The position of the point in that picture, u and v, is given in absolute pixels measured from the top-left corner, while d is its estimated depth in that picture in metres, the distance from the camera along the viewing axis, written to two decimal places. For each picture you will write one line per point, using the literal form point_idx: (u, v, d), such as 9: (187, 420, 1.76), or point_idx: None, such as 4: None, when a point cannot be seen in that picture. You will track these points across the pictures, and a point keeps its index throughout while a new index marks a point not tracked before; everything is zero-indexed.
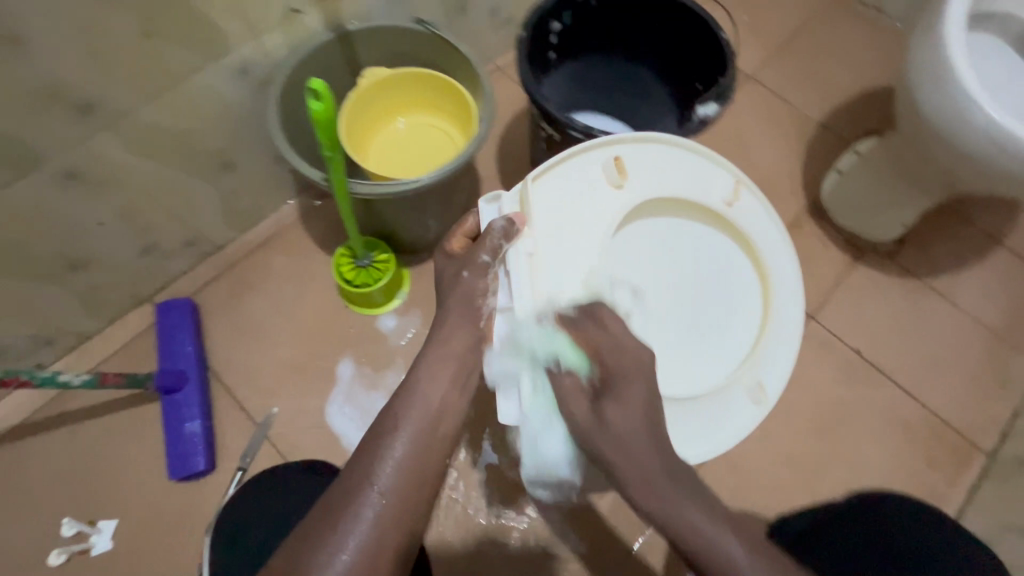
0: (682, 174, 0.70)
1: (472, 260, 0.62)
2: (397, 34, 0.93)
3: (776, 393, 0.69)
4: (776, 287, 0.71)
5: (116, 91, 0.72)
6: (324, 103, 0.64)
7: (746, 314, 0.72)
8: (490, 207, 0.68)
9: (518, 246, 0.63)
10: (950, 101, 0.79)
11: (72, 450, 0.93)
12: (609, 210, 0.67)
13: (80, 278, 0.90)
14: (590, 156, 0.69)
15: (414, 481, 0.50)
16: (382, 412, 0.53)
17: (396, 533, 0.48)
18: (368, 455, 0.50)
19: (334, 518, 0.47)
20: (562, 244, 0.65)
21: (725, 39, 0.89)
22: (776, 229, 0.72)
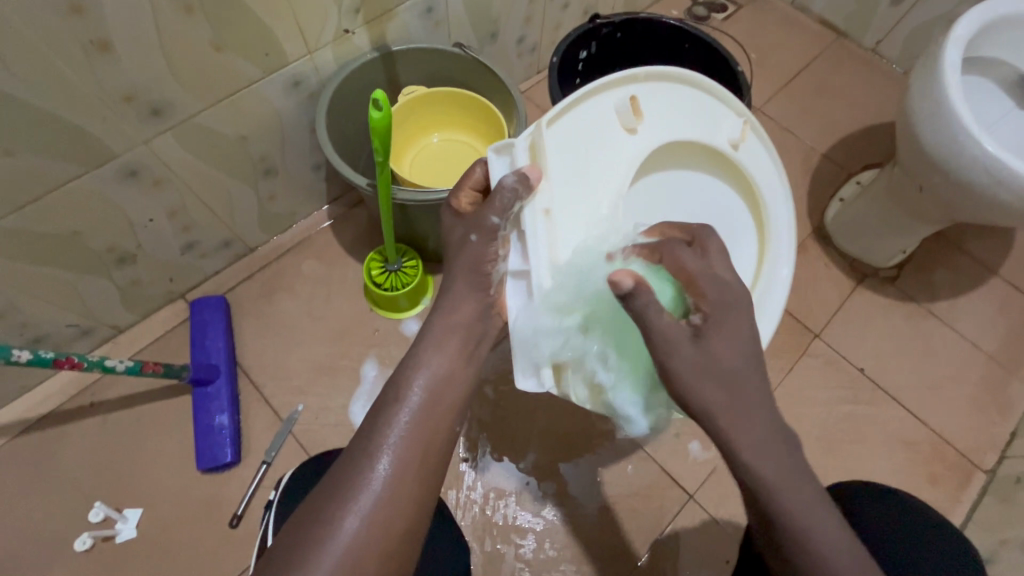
0: (694, 113, 0.74)
1: (481, 222, 0.62)
2: (436, 56, 1.00)
3: (770, 337, 0.77)
4: (776, 231, 0.79)
5: (184, 96, 0.78)
6: (384, 113, 0.70)
7: (745, 256, 0.80)
8: (499, 160, 0.65)
9: (534, 202, 0.62)
10: (948, 135, 0.86)
11: (103, 438, 0.96)
12: (625, 152, 0.69)
13: (124, 272, 0.94)
14: (604, 95, 0.69)
15: (419, 447, 0.55)
16: (390, 385, 0.58)
17: (407, 495, 0.52)
18: (378, 423, 0.55)
19: (354, 482, 0.52)
20: (579, 185, 0.66)
21: (741, 72, 0.97)
22: (772, 168, 0.79)
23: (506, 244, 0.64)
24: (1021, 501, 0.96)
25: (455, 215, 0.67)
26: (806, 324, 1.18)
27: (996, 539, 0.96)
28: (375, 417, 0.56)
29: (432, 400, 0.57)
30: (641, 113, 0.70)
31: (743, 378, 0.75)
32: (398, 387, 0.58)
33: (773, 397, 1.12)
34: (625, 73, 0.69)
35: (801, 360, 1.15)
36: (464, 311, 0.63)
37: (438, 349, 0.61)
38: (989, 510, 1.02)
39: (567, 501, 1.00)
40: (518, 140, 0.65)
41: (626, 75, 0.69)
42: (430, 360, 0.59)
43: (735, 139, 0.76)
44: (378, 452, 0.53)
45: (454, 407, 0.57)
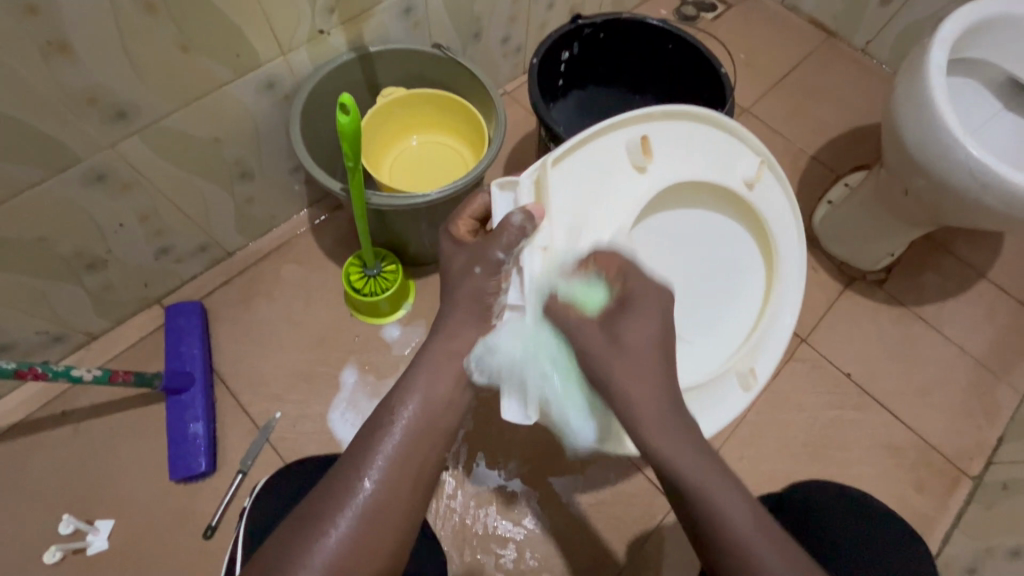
0: (709, 152, 0.73)
1: (486, 256, 0.61)
2: (414, 57, 0.99)
3: (767, 377, 0.75)
4: (786, 277, 0.75)
5: (150, 100, 0.76)
6: (351, 117, 0.68)
7: (748, 298, 0.77)
8: (502, 194, 0.65)
9: (534, 241, 0.62)
10: (933, 139, 0.85)
11: (75, 447, 0.94)
12: (635, 190, 0.69)
13: (94, 277, 0.92)
14: (619, 133, 0.70)
15: (407, 474, 0.53)
16: (386, 400, 0.57)
17: (387, 520, 0.51)
18: (369, 443, 0.54)
19: (336, 501, 0.51)
20: (583, 222, 0.66)
21: (724, 73, 0.95)
22: (790, 212, 0.76)
23: (508, 280, 0.63)
24: (1008, 508, 0.96)
25: (453, 240, 0.67)
26: (792, 328, 1.17)
27: (981, 547, 0.95)
28: (367, 437, 0.55)
29: (426, 424, 0.56)
30: (651, 153, 0.70)
31: (734, 417, 0.73)
32: (393, 407, 0.56)
33: (758, 402, 1.10)
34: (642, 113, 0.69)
35: (787, 365, 1.14)
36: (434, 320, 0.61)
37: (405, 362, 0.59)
38: (975, 517, 1.01)
39: (549, 509, 0.98)
40: (522, 178, 0.65)
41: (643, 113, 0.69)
42: (424, 381, 0.58)
43: (750, 178, 0.73)
44: (366, 475, 0.52)
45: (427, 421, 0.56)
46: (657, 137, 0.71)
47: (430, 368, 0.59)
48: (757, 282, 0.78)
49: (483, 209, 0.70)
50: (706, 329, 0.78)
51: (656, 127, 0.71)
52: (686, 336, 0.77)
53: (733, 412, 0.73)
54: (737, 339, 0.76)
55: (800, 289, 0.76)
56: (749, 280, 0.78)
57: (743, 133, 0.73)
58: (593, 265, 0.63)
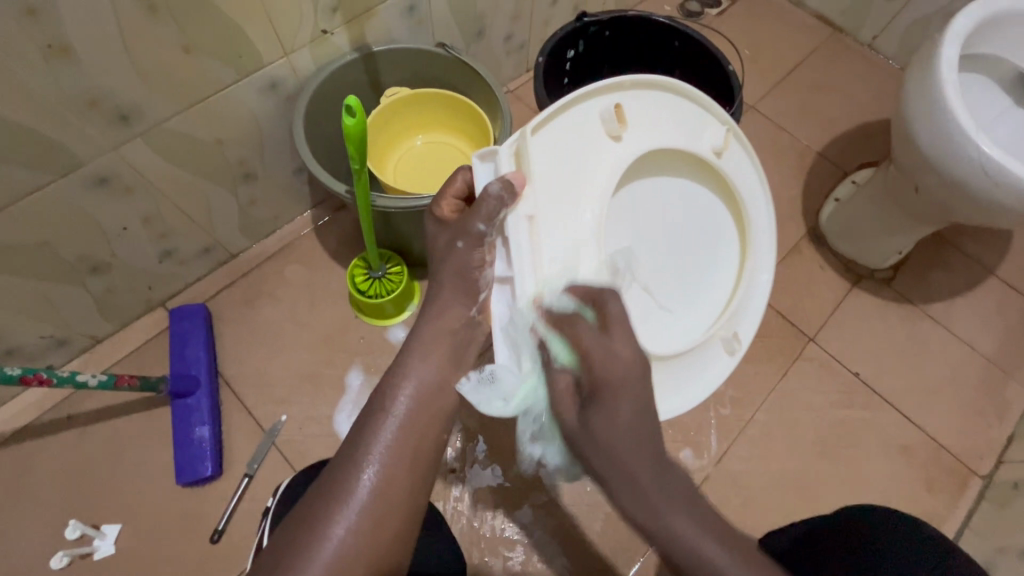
0: (675, 120, 0.72)
1: (468, 229, 0.61)
2: (418, 56, 0.97)
3: (748, 341, 0.76)
4: (758, 242, 0.76)
5: (152, 101, 0.76)
6: (357, 119, 0.67)
7: (724, 265, 0.78)
8: (483, 165, 0.64)
9: (517, 209, 0.59)
10: (944, 136, 0.83)
11: (80, 452, 0.94)
12: (612, 161, 0.67)
13: (98, 281, 0.92)
14: (590, 103, 0.67)
15: (407, 455, 0.54)
16: (379, 387, 0.57)
17: (392, 504, 0.52)
18: (369, 425, 0.55)
19: (336, 495, 0.51)
20: (562, 189, 0.64)
21: (732, 71, 0.94)
22: (755, 171, 0.76)
23: (494, 252, 0.62)
24: (1018, 508, 0.95)
25: (438, 221, 0.67)
26: (800, 327, 1.16)
27: (993, 547, 0.94)
28: (366, 422, 0.55)
29: (423, 405, 0.56)
30: (626, 120, 0.68)
31: (720, 381, 0.75)
32: (388, 391, 0.57)
33: (766, 402, 1.10)
34: (609, 82, 0.67)
35: (794, 364, 1.13)
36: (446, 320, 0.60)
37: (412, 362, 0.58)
38: (986, 516, 1.00)
39: (556, 511, 0.98)
40: (501, 146, 0.64)
41: (610, 83, 0.67)
42: (417, 361, 0.58)
43: (719, 147, 0.73)
44: (368, 458, 0.53)
45: (438, 425, 0.55)
46: (628, 105, 0.69)
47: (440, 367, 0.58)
48: (731, 250, 0.78)
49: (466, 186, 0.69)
50: (688, 299, 0.77)
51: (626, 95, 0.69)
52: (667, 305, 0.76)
53: (713, 377, 0.75)
54: (716, 307, 0.77)
55: (772, 243, 0.77)
56: (725, 249, 0.78)
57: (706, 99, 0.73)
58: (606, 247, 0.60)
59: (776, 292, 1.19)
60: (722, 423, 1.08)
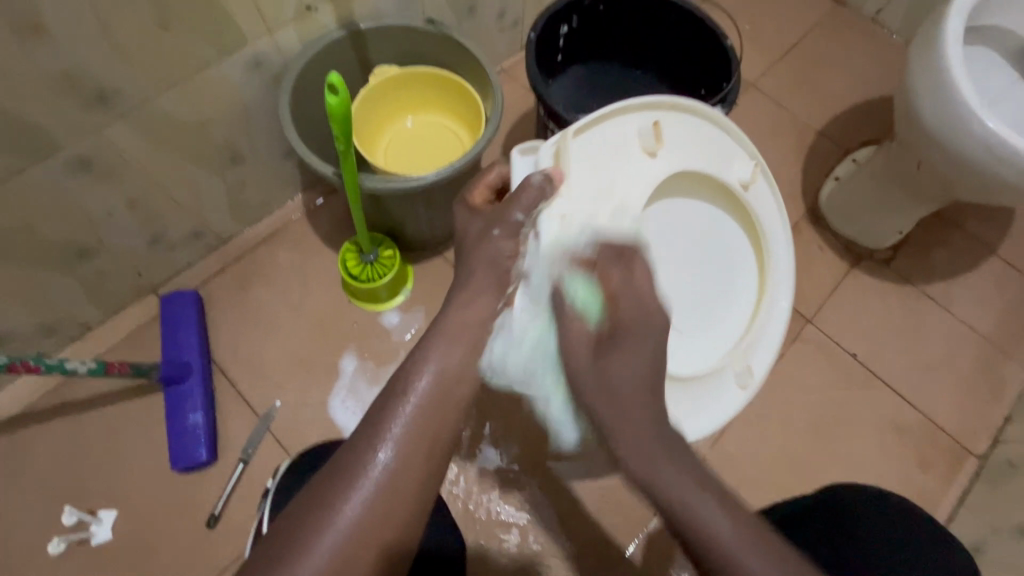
0: (709, 148, 0.73)
1: (504, 218, 0.61)
2: (407, 34, 0.95)
3: (761, 376, 0.74)
4: (779, 280, 0.76)
5: (133, 81, 0.73)
6: (341, 98, 0.65)
7: (742, 298, 0.77)
8: (523, 159, 0.68)
9: (551, 206, 0.62)
10: (947, 111, 0.81)
11: (75, 439, 0.94)
12: (635, 175, 0.68)
13: (86, 267, 0.90)
14: (626, 117, 0.69)
15: (423, 442, 0.52)
16: (402, 369, 0.55)
17: (409, 490, 0.50)
18: (386, 410, 0.53)
19: (348, 480, 0.49)
20: (596, 202, 0.65)
21: (731, 45, 0.91)
22: (782, 214, 0.76)
23: (525, 244, 0.62)
24: (1014, 488, 0.95)
25: (469, 209, 0.67)
26: (797, 309, 1.15)
27: (986, 526, 0.94)
28: (383, 405, 0.53)
29: (440, 390, 0.54)
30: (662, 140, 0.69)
31: (728, 417, 0.73)
32: (408, 377, 0.55)
33: (762, 383, 1.09)
34: (650, 100, 0.69)
35: (791, 345, 1.12)
36: (436, 304, 0.59)
37: (416, 345, 0.57)
38: (981, 495, 1.00)
39: (552, 494, 0.98)
40: (543, 145, 0.67)
41: (650, 101, 0.69)
42: (435, 347, 0.56)
43: (746, 180, 0.73)
44: (383, 442, 0.51)
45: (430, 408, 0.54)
46: (665, 126, 0.70)
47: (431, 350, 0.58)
48: (750, 284, 0.77)
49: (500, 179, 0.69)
50: (705, 328, 0.77)
51: (665, 115, 0.71)
52: (683, 334, 0.75)
53: (722, 411, 0.73)
54: (730, 340, 0.76)
55: (790, 284, 0.77)
56: (744, 282, 0.77)
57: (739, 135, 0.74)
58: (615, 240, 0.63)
59: None
60: None
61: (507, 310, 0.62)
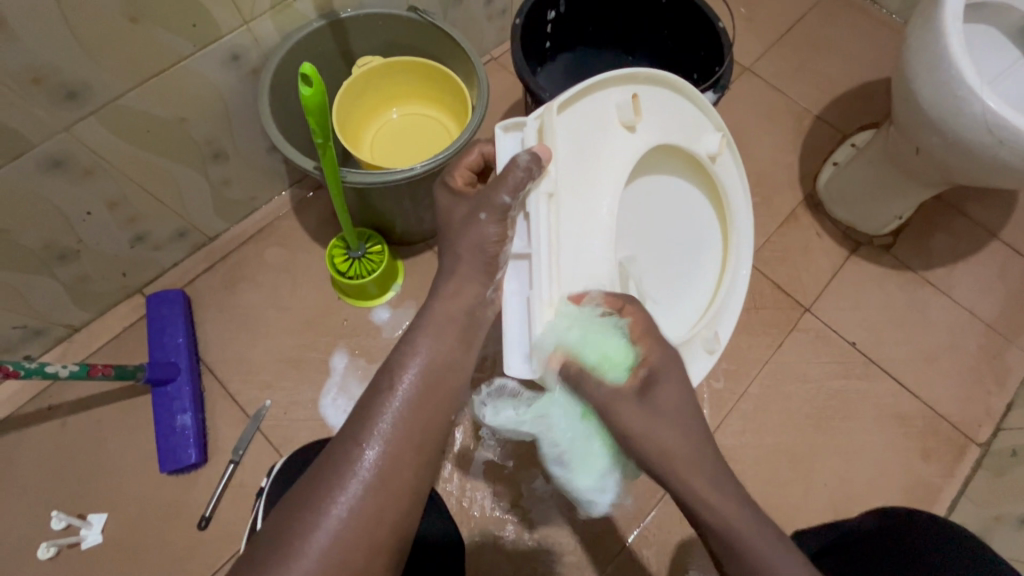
0: (681, 120, 0.70)
1: (491, 200, 0.56)
2: (389, 23, 0.92)
3: (726, 341, 0.75)
4: (739, 247, 0.77)
5: (103, 77, 0.71)
6: (315, 88, 0.63)
7: (705, 266, 0.78)
8: (508, 138, 0.61)
9: (539, 187, 0.56)
10: (946, 91, 0.79)
11: (63, 443, 0.93)
12: (618, 152, 0.63)
13: (67, 269, 0.89)
14: (604, 92, 0.63)
15: (411, 436, 0.50)
16: (389, 362, 0.53)
17: (401, 485, 0.49)
18: (370, 405, 0.51)
19: (335, 483, 0.47)
20: (578, 182, 0.60)
21: (723, 28, 0.88)
22: (745, 183, 0.76)
23: (513, 228, 0.57)
24: (1016, 476, 0.94)
25: (456, 196, 0.63)
26: (795, 297, 1.13)
27: (988, 515, 0.93)
28: (368, 402, 0.51)
29: (430, 380, 0.52)
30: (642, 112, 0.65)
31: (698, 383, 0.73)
32: (394, 371, 0.52)
33: (759, 374, 1.07)
34: (627, 72, 0.64)
35: (789, 335, 1.10)
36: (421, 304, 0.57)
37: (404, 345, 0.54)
38: (983, 484, 0.99)
39: (548, 490, 0.96)
40: (529, 120, 0.60)
41: (629, 73, 0.64)
42: (425, 337, 0.53)
43: (715, 152, 0.72)
44: (371, 437, 0.49)
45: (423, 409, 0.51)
46: (643, 99, 0.65)
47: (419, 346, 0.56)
48: (713, 252, 0.78)
49: (481, 160, 0.68)
50: (673, 297, 0.76)
51: (641, 88, 0.66)
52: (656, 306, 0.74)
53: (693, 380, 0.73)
54: (696, 309, 0.76)
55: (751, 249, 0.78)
56: (708, 250, 0.78)
57: (706, 104, 0.72)
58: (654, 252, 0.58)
59: (771, 262, 1.15)
60: (716, 397, 1.06)
61: (498, 297, 0.58)
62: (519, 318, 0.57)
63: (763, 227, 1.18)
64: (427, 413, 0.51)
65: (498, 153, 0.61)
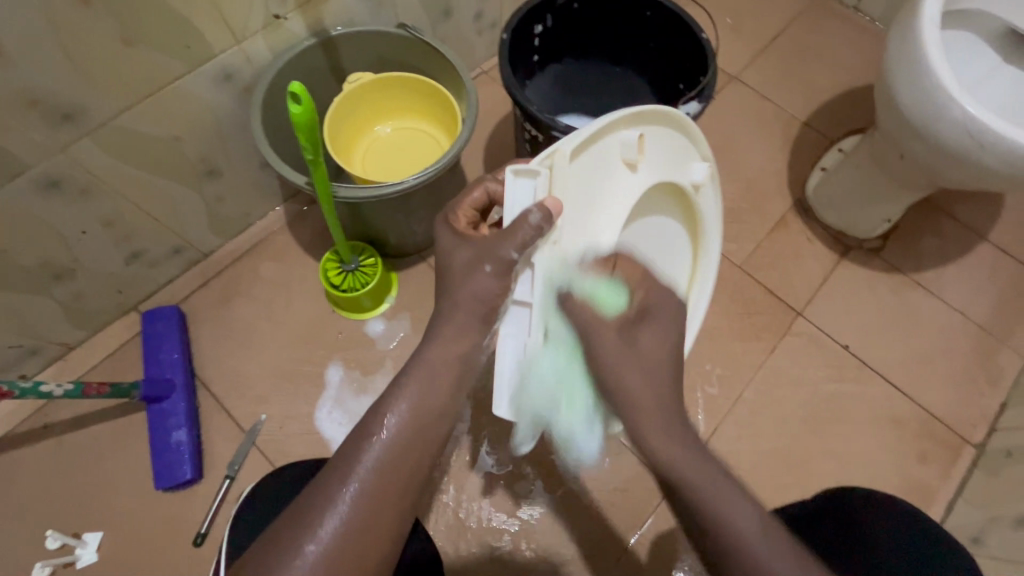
0: (672, 154, 0.69)
1: (481, 245, 0.55)
2: (380, 39, 0.94)
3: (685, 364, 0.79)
4: (705, 272, 0.80)
5: (97, 99, 0.73)
6: (304, 106, 0.65)
7: (676, 293, 0.79)
8: (518, 185, 0.53)
9: (548, 243, 0.54)
10: (927, 98, 0.80)
11: (58, 461, 0.93)
12: (625, 196, 0.61)
13: (63, 288, 0.89)
14: (615, 132, 0.61)
15: (386, 485, 0.51)
16: (374, 408, 0.54)
17: (375, 526, 0.50)
18: (353, 445, 0.52)
19: (307, 526, 0.48)
20: (587, 232, 0.58)
21: (706, 39, 0.90)
22: (719, 213, 0.78)
23: (516, 278, 0.55)
24: (1012, 476, 0.94)
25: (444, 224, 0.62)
26: (788, 302, 1.14)
27: (985, 517, 0.93)
28: (350, 448, 0.52)
29: (412, 424, 0.53)
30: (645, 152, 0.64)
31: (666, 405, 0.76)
32: (378, 415, 0.53)
33: (754, 380, 1.08)
34: (635, 111, 0.61)
35: (783, 340, 1.11)
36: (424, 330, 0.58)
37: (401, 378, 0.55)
38: (978, 485, 0.99)
39: (545, 500, 0.97)
40: (540, 168, 0.53)
41: (636, 111, 0.62)
42: (409, 384, 0.54)
43: (699, 182, 0.72)
44: (350, 479, 0.50)
45: (406, 455, 0.52)
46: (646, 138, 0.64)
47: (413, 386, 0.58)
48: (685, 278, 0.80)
49: (483, 201, 0.65)
50: None
51: (645, 125, 0.64)
52: None
53: None
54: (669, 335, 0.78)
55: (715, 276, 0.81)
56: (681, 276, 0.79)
57: (691, 132, 0.71)
58: (615, 267, 0.59)
59: (763, 267, 1.16)
60: (711, 402, 1.06)
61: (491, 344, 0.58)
62: (512, 364, 0.56)
63: (754, 233, 1.19)
64: (407, 457, 0.52)
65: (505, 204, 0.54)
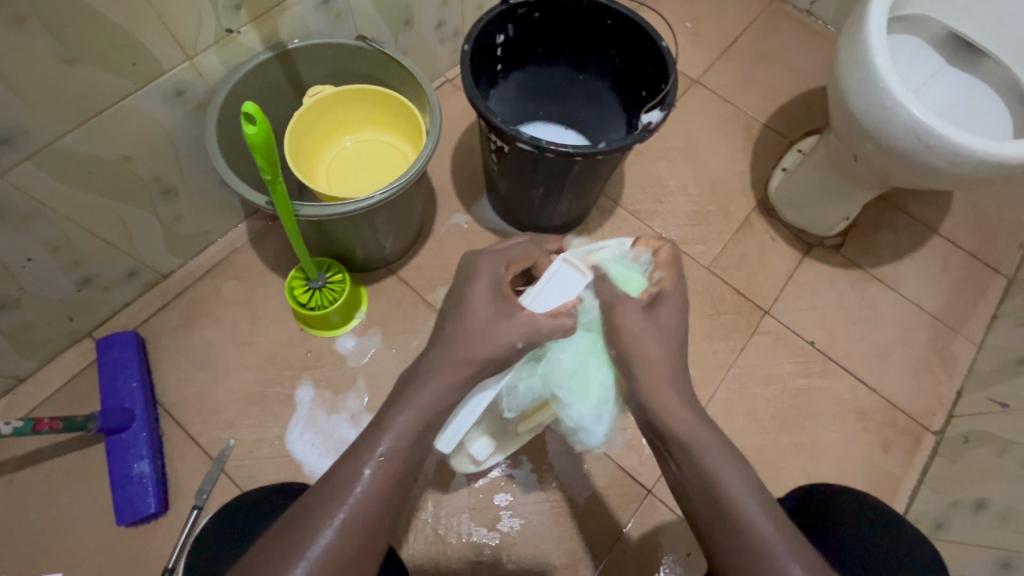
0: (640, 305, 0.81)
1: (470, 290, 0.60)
2: (339, 50, 0.92)
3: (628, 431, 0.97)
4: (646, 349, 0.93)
5: (37, 121, 0.69)
6: (259, 126, 0.62)
7: None
8: (566, 271, 0.68)
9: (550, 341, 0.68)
10: (876, 103, 0.83)
11: (10, 502, 0.88)
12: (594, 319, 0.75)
13: (9, 318, 0.85)
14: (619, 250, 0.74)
15: (364, 531, 0.51)
16: (361, 456, 0.55)
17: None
18: (331, 489, 0.53)
19: (280, 562, 0.48)
20: None
21: (665, 48, 0.91)
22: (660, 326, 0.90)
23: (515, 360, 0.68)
24: (970, 461, 0.98)
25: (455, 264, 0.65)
26: (755, 301, 1.16)
27: (946, 501, 0.97)
28: (331, 488, 0.52)
29: (394, 474, 0.54)
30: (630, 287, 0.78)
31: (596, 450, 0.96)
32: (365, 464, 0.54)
33: (725, 379, 1.10)
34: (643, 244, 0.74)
35: (751, 339, 1.13)
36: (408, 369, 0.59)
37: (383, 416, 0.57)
38: (939, 471, 1.03)
39: (523, 510, 0.96)
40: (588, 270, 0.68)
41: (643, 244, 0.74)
42: (393, 437, 0.55)
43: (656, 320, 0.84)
44: (326, 522, 0.50)
45: (386, 498, 0.53)
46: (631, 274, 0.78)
47: (382, 414, 0.57)
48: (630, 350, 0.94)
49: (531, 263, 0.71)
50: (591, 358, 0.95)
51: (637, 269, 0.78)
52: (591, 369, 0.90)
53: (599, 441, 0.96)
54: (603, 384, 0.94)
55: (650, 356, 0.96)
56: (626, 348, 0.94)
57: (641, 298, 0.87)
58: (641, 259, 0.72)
59: (729, 267, 1.18)
60: None
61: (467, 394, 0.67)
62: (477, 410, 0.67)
63: (721, 234, 1.22)
64: (387, 500, 0.53)
65: (552, 280, 0.68)
